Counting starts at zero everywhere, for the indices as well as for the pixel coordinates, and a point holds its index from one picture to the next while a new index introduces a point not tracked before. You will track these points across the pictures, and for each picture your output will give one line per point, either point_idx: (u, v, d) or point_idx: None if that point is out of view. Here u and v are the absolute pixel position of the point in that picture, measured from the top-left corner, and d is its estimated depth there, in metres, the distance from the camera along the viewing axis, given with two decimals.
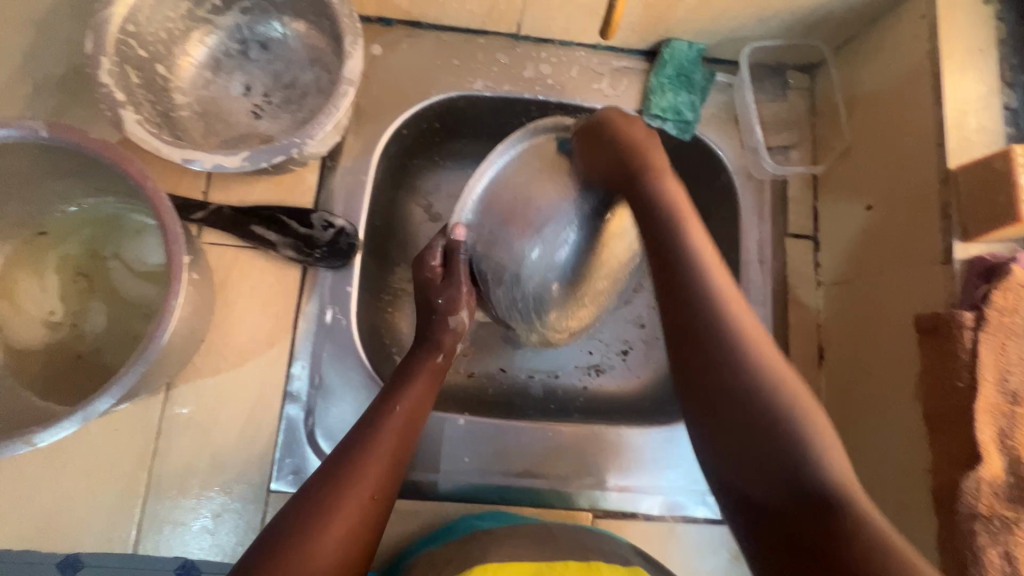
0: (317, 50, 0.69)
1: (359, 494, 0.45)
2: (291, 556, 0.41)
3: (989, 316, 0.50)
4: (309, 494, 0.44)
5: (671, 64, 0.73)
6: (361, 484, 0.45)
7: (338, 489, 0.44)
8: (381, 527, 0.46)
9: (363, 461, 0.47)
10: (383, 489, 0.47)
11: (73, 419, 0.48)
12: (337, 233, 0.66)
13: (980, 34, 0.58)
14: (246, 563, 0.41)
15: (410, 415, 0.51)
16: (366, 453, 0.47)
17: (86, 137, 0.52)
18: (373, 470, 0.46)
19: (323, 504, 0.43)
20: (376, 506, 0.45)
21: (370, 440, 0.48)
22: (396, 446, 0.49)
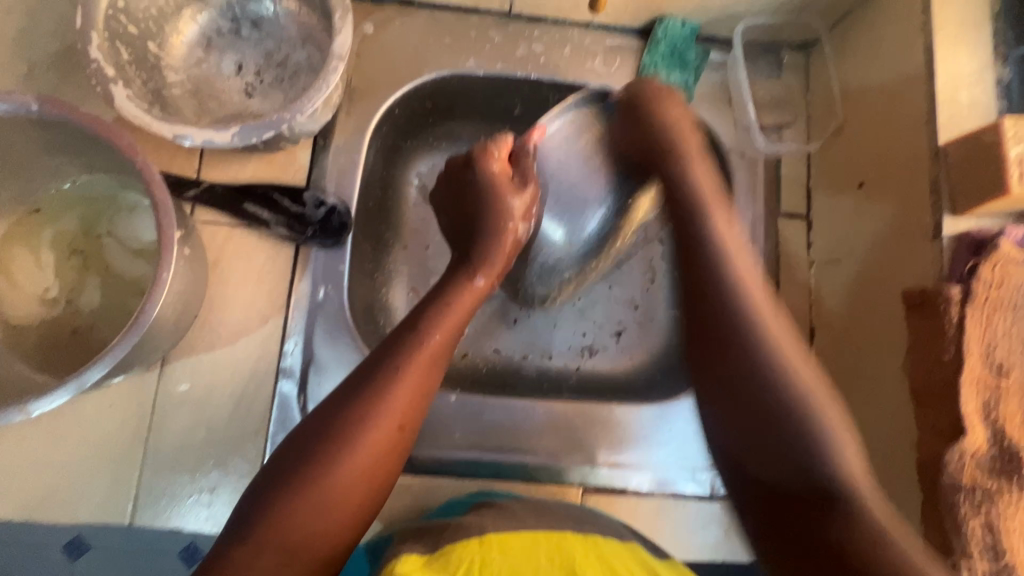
0: (308, 28, 0.69)
1: (385, 426, 0.47)
2: (323, 476, 0.44)
3: (976, 289, 0.50)
4: (345, 411, 0.47)
5: (665, 41, 0.72)
6: (387, 416, 0.47)
7: (370, 415, 0.47)
8: (405, 452, 0.49)
9: (391, 390, 0.48)
10: (410, 419, 0.49)
11: (66, 388, 0.48)
12: (329, 211, 0.66)
13: (975, 8, 0.57)
14: (277, 473, 0.45)
15: (441, 344, 0.53)
16: (394, 382, 0.49)
17: (75, 111, 0.52)
18: (400, 402, 0.48)
19: (351, 433, 0.46)
20: (403, 437, 0.48)
21: (402, 365, 0.50)
22: (426, 374, 0.50)
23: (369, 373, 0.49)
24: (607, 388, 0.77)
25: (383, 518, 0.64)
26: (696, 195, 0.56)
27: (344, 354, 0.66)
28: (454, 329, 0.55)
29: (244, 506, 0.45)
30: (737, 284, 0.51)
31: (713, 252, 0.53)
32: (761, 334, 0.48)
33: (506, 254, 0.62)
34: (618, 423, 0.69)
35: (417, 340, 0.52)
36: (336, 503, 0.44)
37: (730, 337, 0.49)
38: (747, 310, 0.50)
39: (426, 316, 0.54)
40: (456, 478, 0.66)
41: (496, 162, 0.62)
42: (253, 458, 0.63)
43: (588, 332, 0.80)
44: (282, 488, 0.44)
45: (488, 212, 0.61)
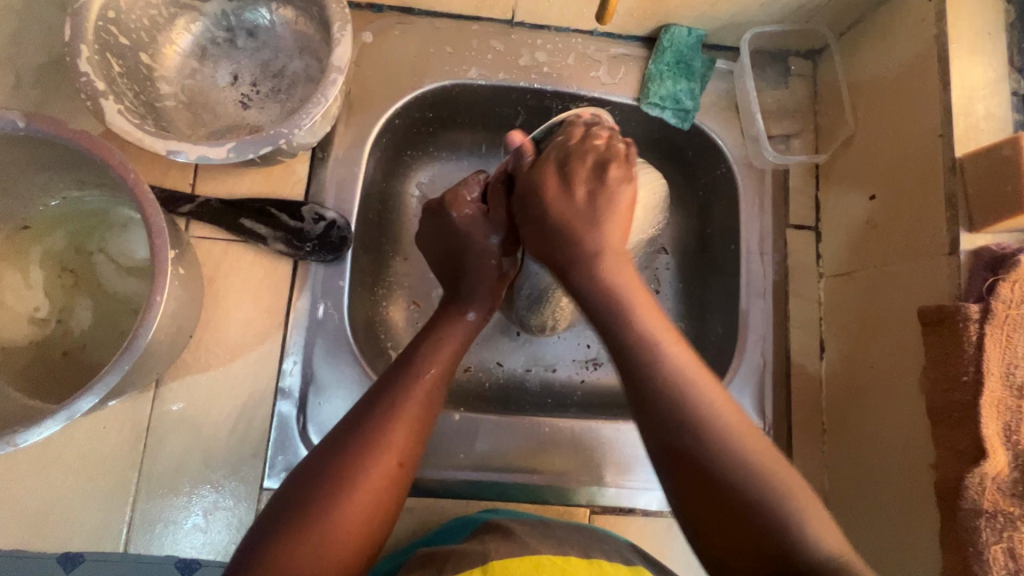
0: (306, 37, 0.67)
1: (386, 462, 0.46)
2: (321, 518, 0.42)
3: (995, 308, 0.48)
4: (341, 449, 0.46)
5: (671, 50, 0.71)
6: (386, 451, 0.46)
7: (368, 452, 0.45)
8: (407, 485, 0.48)
9: (389, 426, 0.47)
10: (410, 454, 0.47)
11: (56, 419, 0.46)
12: (328, 225, 0.65)
13: (990, 17, 0.56)
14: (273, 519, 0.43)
15: (438, 377, 0.51)
16: (392, 417, 0.47)
17: (65, 128, 0.50)
18: (399, 438, 0.47)
19: (351, 470, 0.44)
20: (403, 471, 0.47)
21: (398, 401, 0.48)
22: (424, 407, 0.49)
23: (366, 410, 0.48)
24: (613, 402, 0.75)
25: (386, 541, 0.62)
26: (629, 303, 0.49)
27: (344, 373, 0.64)
28: (451, 361, 0.53)
29: (245, 546, 0.42)
30: (653, 356, 0.47)
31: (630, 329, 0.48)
32: (705, 408, 0.45)
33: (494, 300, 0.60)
34: (624, 442, 0.67)
35: (413, 374, 0.50)
36: (339, 541, 0.42)
37: (663, 414, 0.45)
38: (687, 375, 0.46)
39: (422, 349, 0.53)
40: (459, 499, 0.64)
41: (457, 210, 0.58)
42: (251, 481, 0.61)
43: (592, 345, 0.78)
44: (284, 526, 0.42)
45: (467, 259, 0.58)
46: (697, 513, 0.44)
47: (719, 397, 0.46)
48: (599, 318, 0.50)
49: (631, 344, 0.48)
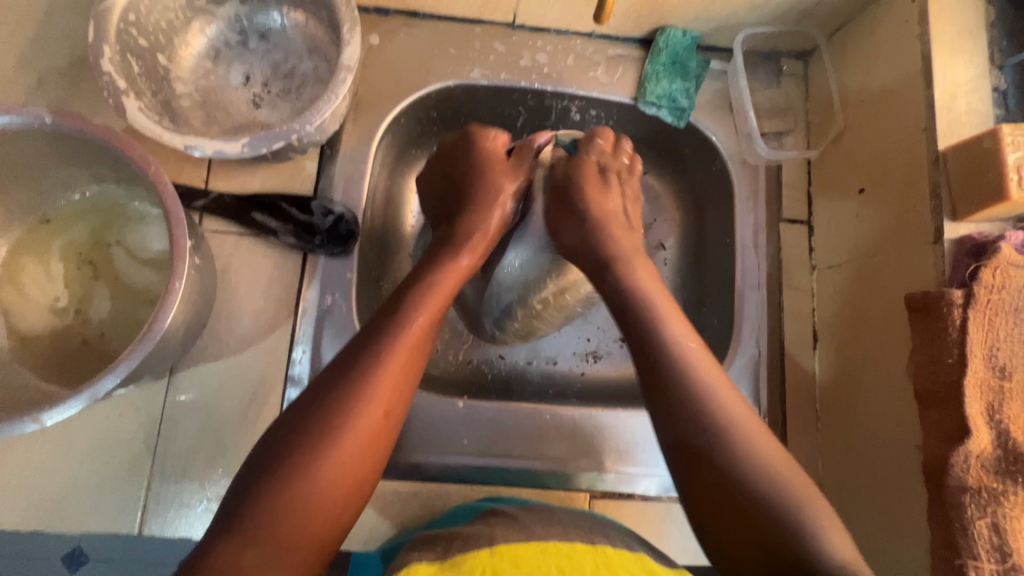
0: (315, 40, 0.70)
1: (371, 412, 0.47)
2: (307, 466, 0.44)
3: (978, 293, 0.51)
4: (323, 397, 0.47)
5: (666, 51, 0.74)
6: (372, 404, 0.47)
7: (352, 402, 0.46)
8: (392, 438, 0.49)
9: (376, 379, 0.48)
10: (393, 407, 0.49)
11: (79, 398, 0.49)
12: (336, 219, 0.67)
13: (970, 17, 0.59)
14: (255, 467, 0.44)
15: (424, 330, 0.52)
16: (378, 370, 0.48)
17: (89, 123, 0.52)
18: (386, 391, 0.48)
19: (337, 425, 0.45)
20: (387, 424, 0.48)
21: (382, 350, 0.49)
22: (409, 361, 0.50)
23: (350, 361, 0.49)
24: (613, 393, 0.77)
25: (392, 525, 0.64)
26: (640, 301, 0.57)
27: None
28: (437, 314, 0.54)
29: (230, 500, 0.44)
30: (675, 343, 0.53)
31: (639, 296, 0.57)
32: (710, 404, 0.49)
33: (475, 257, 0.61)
34: (623, 428, 0.69)
35: (399, 324, 0.51)
36: (323, 491, 0.44)
37: (677, 395, 0.50)
38: (713, 394, 0.50)
39: (408, 297, 0.54)
40: (463, 484, 0.66)
41: (490, 142, 0.66)
42: None
43: (592, 338, 0.80)
44: (270, 479, 0.43)
45: (458, 221, 0.63)
46: (696, 479, 0.47)
47: (720, 383, 0.51)
48: (628, 315, 0.56)
49: (663, 345, 0.53)
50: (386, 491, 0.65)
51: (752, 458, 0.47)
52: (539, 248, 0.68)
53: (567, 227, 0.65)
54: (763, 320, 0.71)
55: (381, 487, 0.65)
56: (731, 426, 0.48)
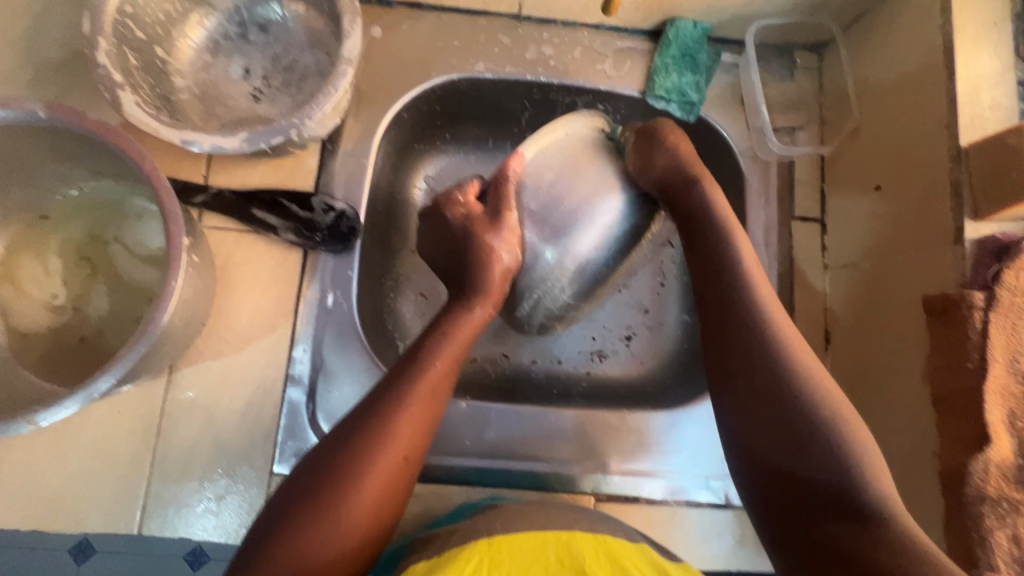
0: (316, 32, 0.68)
1: (392, 454, 0.46)
2: (325, 508, 0.43)
3: (1000, 296, 0.49)
4: (343, 439, 0.47)
5: (676, 43, 0.72)
6: (392, 446, 0.47)
7: (371, 444, 0.46)
8: (412, 480, 0.49)
9: (396, 419, 0.48)
10: (414, 449, 0.48)
11: (75, 398, 0.48)
12: (337, 216, 0.66)
13: (995, 7, 0.56)
14: (271, 512, 0.44)
15: (442, 373, 0.52)
16: (401, 410, 0.48)
17: (84, 117, 0.51)
18: (408, 431, 0.48)
19: (359, 465, 0.45)
20: (408, 465, 0.48)
21: (400, 394, 0.49)
22: (429, 403, 0.50)
23: (372, 405, 0.49)
24: (619, 393, 0.76)
25: (392, 526, 0.63)
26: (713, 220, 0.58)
27: (353, 360, 0.65)
28: (455, 359, 0.54)
29: (251, 540, 0.43)
30: (752, 297, 0.53)
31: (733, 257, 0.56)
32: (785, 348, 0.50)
33: (494, 299, 0.58)
34: (628, 431, 0.68)
35: (418, 369, 0.51)
36: (346, 534, 0.43)
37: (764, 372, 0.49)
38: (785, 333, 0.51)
39: (425, 346, 0.53)
40: (465, 486, 0.65)
41: (462, 207, 0.60)
42: (261, 465, 0.62)
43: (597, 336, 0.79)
44: (293, 519, 0.43)
45: (470, 255, 0.58)
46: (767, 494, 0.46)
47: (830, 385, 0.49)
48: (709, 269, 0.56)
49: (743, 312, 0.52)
50: None
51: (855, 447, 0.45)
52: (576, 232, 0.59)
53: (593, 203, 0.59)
54: None
55: None
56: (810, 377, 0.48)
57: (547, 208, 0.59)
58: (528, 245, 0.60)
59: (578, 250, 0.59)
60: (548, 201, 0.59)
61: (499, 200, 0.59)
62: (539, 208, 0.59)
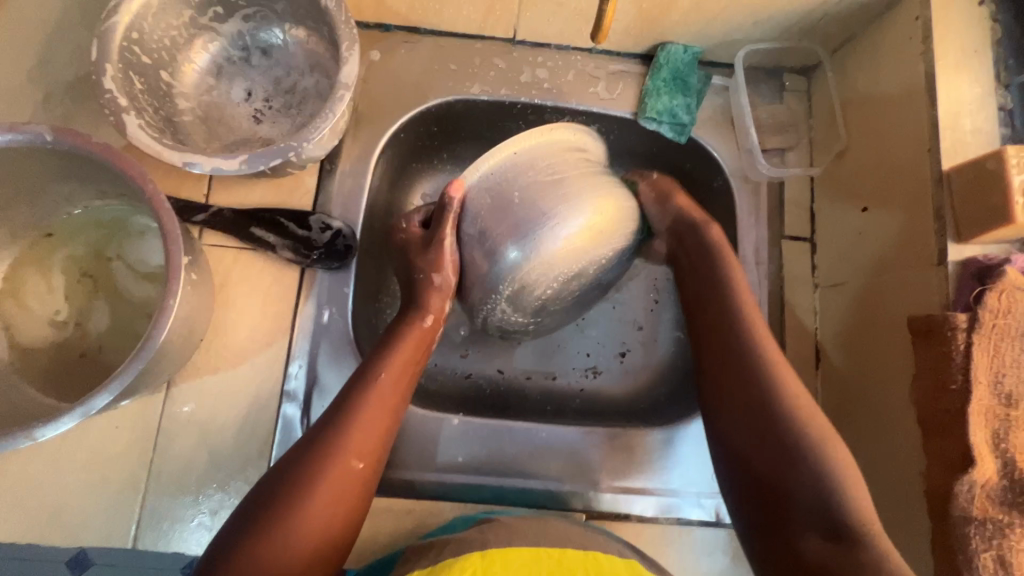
0: (316, 56, 0.70)
1: (343, 461, 0.49)
2: (284, 513, 0.46)
3: (983, 317, 0.49)
4: (300, 448, 0.50)
5: (667, 67, 0.73)
6: (344, 452, 0.50)
7: (325, 451, 0.49)
8: (370, 484, 0.52)
9: (349, 427, 0.51)
10: (367, 455, 0.51)
11: (73, 415, 0.49)
12: (334, 234, 0.67)
13: (975, 35, 0.58)
14: (234, 521, 0.47)
15: (392, 381, 0.55)
16: (353, 417, 0.52)
17: (89, 141, 0.53)
18: (359, 438, 0.51)
19: (312, 471, 0.48)
20: (362, 471, 0.50)
21: (352, 405, 0.52)
22: (380, 410, 0.53)
23: (326, 416, 0.52)
24: (611, 410, 0.76)
25: (384, 542, 0.64)
26: (714, 272, 0.62)
27: (347, 376, 0.66)
28: (407, 370, 0.57)
29: (217, 546, 0.46)
30: (755, 347, 0.56)
31: (737, 319, 0.58)
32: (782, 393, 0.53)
33: (437, 314, 0.60)
34: (620, 448, 0.68)
35: (369, 378, 0.54)
36: (302, 537, 0.46)
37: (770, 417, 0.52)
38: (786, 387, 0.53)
39: (377, 358, 0.56)
40: (457, 502, 0.65)
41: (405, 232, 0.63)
42: (256, 480, 0.63)
43: (591, 352, 0.79)
44: (254, 524, 0.46)
45: (413, 276, 0.60)
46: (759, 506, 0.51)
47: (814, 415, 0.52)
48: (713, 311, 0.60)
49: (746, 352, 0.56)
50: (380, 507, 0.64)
51: (827, 469, 0.49)
52: (535, 233, 0.53)
53: (555, 208, 0.54)
54: None
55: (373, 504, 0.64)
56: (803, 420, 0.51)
57: (503, 218, 0.54)
58: (488, 250, 0.56)
59: (535, 253, 0.54)
60: (501, 207, 0.54)
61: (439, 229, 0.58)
62: (492, 212, 0.55)
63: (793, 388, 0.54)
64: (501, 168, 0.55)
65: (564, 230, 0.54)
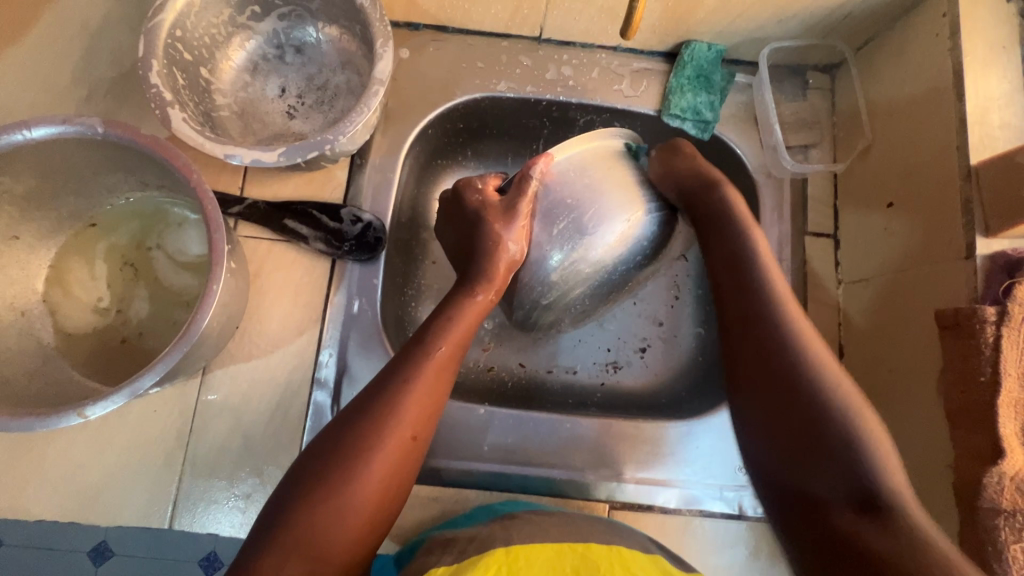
0: (349, 53, 0.72)
1: (399, 434, 0.49)
2: (333, 491, 0.45)
3: (1012, 310, 0.50)
4: (356, 417, 0.49)
5: (691, 64, 0.74)
6: (401, 426, 0.49)
7: (378, 425, 0.48)
8: (419, 460, 0.51)
9: (404, 398, 0.50)
10: (423, 428, 0.50)
11: (121, 394, 0.51)
12: (365, 226, 0.69)
13: (1003, 32, 0.58)
14: (283, 492, 0.46)
15: (448, 356, 0.54)
16: (410, 390, 0.51)
17: (137, 133, 0.55)
18: (415, 413, 0.50)
19: (368, 443, 0.47)
20: (417, 445, 0.50)
21: (406, 378, 0.51)
22: (435, 385, 0.52)
23: (380, 387, 0.51)
24: (632, 404, 0.77)
25: (411, 527, 0.65)
26: (738, 221, 0.60)
27: (376, 365, 0.67)
28: (460, 342, 0.56)
29: (266, 516, 0.46)
30: (785, 317, 0.52)
31: (763, 282, 0.55)
32: (788, 318, 0.52)
33: (500, 282, 0.60)
34: (643, 440, 0.69)
35: (424, 352, 0.54)
36: (356, 508, 0.45)
37: (786, 368, 0.49)
38: (815, 357, 0.49)
39: (433, 330, 0.56)
40: (482, 490, 0.67)
41: (478, 194, 0.62)
42: (288, 465, 0.64)
43: (612, 347, 0.80)
44: (303, 498, 0.45)
45: (484, 241, 0.60)
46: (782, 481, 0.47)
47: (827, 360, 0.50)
48: (730, 242, 0.58)
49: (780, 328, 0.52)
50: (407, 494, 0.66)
51: (869, 448, 0.44)
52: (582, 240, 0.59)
53: (610, 213, 0.60)
54: None
55: None
56: (829, 381, 0.48)
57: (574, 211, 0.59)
58: (537, 246, 0.61)
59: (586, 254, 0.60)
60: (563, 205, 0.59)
61: (517, 196, 0.59)
62: (547, 215, 0.60)
63: (817, 348, 0.50)
64: (577, 163, 0.60)
65: (615, 235, 0.60)
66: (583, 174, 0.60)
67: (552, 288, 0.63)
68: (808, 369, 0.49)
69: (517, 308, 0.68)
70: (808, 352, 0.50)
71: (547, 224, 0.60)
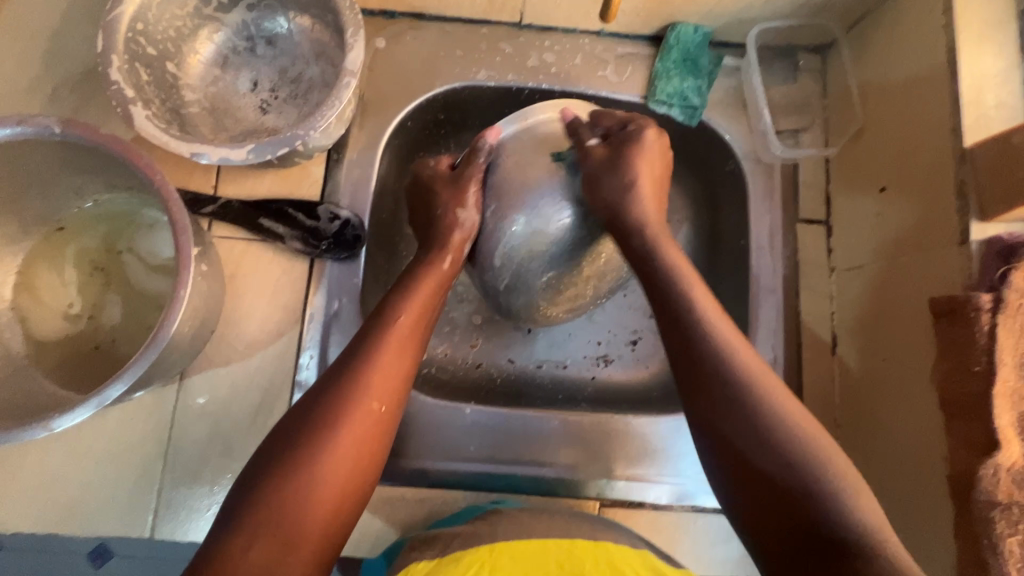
0: (321, 44, 0.69)
1: (364, 405, 0.47)
2: (300, 469, 0.43)
3: (1008, 297, 0.48)
4: (321, 393, 0.48)
5: (677, 48, 0.72)
6: (365, 396, 0.47)
7: (343, 399, 0.47)
8: (390, 435, 0.49)
9: (367, 370, 0.49)
10: (389, 398, 0.49)
11: (87, 405, 0.49)
12: (343, 224, 0.67)
13: (999, 5, 0.56)
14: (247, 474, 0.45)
15: (410, 324, 0.53)
16: (372, 360, 0.49)
17: (96, 132, 0.53)
18: (378, 383, 0.49)
19: (331, 417, 0.46)
20: (384, 416, 0.48)
21: (369, 349, 0.50)
22: (399, 354, 0.51)
23: (343, 362, 0.49)
24: (623, 398, 0.76)
25: (398, 529, 0.64)
26: (669, 259, 0.54)
27: None
28: (424, 311, 0.55)
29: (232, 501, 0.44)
30: (715, 336, 0.49)
31: (705, 331, 0.49)
32: (718, 339, 0.48)
33: (455, 251, 0.58)
34: (633, 436, 0.68)
35: (385, 322, 0.52)
36: (325, 485, 0.44)
37: (716, 377, 0.47)
38: (750, 372, 0.47)
39: (391, 301, 0.54)
40: (470, 491, 0.66)
41: (431, 168, 0.62)
42: None
43: (603, 341, 0.78)
44: (266, 477, 0.43)
45: (435, 211, 0.59)
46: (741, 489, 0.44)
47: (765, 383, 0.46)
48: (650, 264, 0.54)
49: (709, 343, 0.48)
50: (394, 497, 0.64)
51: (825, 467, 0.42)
52: (537, 206, 0.54)
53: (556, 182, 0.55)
54: (780, 325, 0.69)
55: (388, 493, 0.65)
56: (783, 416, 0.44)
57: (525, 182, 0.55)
58: (492, 214, 0.57)
59: (541, 225, 0.54)
60: (521, 168, 0.56)
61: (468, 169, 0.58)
62: (500, 181, 0.57)
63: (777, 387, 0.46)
64: (524, 133, 0.57)
65: (570, 205, 0.55)
66: (537, 141, 0.57)
67: (508, 263, 0.57)
68: (738, 382, 0.46)
69: (484, 285, 0.61)
70: (739, 377, 0.46)
71: (501, 195, 0.56)
